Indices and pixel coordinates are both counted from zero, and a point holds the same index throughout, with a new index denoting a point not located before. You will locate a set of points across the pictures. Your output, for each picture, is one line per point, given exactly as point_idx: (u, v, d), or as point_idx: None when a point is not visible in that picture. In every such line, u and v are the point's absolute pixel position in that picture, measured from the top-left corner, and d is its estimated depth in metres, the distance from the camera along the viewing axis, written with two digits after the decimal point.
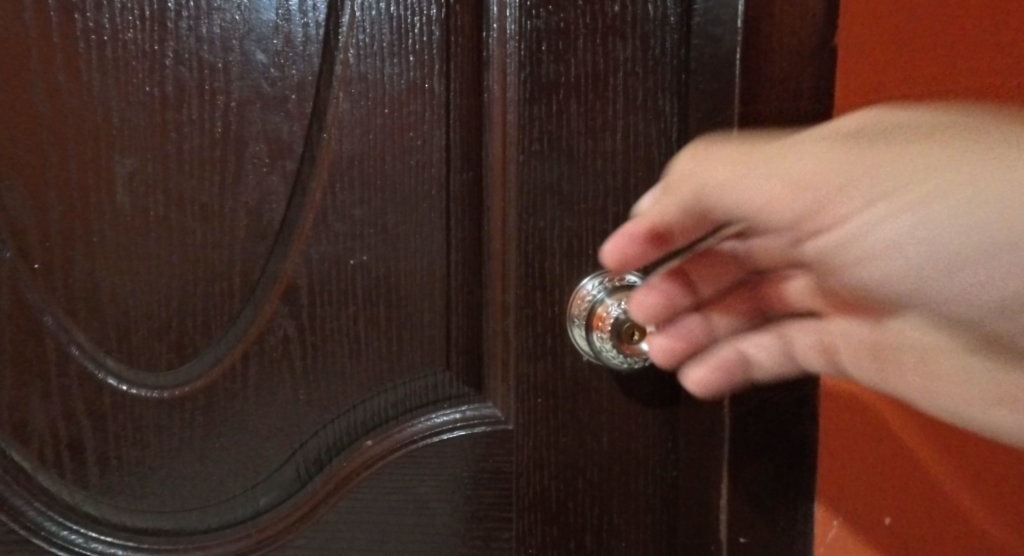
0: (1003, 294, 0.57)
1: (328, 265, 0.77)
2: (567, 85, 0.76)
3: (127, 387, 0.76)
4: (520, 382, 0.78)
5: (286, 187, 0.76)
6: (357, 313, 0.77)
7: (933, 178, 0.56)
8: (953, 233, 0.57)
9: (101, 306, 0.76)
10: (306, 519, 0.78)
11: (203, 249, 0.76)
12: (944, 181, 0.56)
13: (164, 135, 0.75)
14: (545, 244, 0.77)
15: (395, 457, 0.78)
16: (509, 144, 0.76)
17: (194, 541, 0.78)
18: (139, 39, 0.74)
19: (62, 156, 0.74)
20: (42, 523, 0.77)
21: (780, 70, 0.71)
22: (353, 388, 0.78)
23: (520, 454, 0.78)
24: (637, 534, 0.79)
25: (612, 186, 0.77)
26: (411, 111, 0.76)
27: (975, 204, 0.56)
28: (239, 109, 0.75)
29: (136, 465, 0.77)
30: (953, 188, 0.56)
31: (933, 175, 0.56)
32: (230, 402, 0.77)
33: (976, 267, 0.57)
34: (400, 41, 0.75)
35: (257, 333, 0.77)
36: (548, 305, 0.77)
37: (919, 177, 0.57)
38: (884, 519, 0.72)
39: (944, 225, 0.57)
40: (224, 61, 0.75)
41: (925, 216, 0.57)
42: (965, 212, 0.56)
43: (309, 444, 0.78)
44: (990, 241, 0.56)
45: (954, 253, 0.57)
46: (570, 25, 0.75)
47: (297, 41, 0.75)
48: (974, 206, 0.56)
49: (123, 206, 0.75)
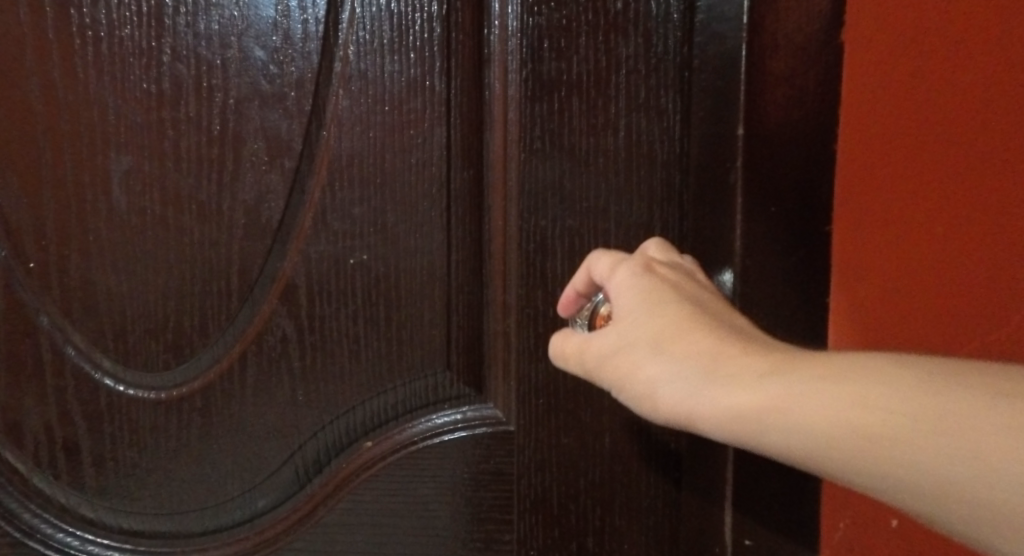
0: (949, 490, 0.49)
1: (327, 264, 0.76)
2: (569, 83, 0.75)
3: (123, 387, 0.75)
4: (521, 382, 0.77)
5: (284, 185, 0.75)
6: (356, 313, 0.76)
7: (844, 412, 0.51)
8: (884, 441, 0.50)
9: (97, 306, 0.75)
10: (305, 521, 0.77)
11: (200, 248, 0.75)
12: (769, 418, 0.53)
13: (160, 133, 0.74)
14: (546, 243, 0.76)
15: (395, 458, 0.77)
16: (510, 143, 0.76)
17: (190, 544, 0.77)
18: (135, 36, 0.73)
19: (58, 154, 0.74)
20: (37, 525, 0.76)
21: (785, 66, 0.70)
22: (353, 388, 0.77)
23: (521, 455, 0.77)
24: (639, 536, 0.78)
25: (614, 185, 0.76)
26: (412, 109, 0.75)
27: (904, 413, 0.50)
28: (237, 106, 0.74)
29: (133, 467, 0.76)
30: (877, 413, 0.50)
31: (761, 413, 0.53)
32: (228, 402, 0.76)
33: (930, 485, 0.49)
34: (400, 38, 0.75)
35: (255, 333, 0.76)
36: (549, 305, 0.76)
37: (845, 417, 0.51)
38: (891, 522, 0.69)
39: (836, 439, 0.51)
40: (221, 58, 0.74)
41: (845, 418, 0.51)
42: (875, 435, 0.50)
43: (308, 445, 0.77)
44: (938, 416, 0.49)
45: (890, 478, 0.50)
46: (572, 22, 0.74)
47: (296, 38, 0.74)
48: (883, 418, 0.50)
49: (119, 205, 0.74)
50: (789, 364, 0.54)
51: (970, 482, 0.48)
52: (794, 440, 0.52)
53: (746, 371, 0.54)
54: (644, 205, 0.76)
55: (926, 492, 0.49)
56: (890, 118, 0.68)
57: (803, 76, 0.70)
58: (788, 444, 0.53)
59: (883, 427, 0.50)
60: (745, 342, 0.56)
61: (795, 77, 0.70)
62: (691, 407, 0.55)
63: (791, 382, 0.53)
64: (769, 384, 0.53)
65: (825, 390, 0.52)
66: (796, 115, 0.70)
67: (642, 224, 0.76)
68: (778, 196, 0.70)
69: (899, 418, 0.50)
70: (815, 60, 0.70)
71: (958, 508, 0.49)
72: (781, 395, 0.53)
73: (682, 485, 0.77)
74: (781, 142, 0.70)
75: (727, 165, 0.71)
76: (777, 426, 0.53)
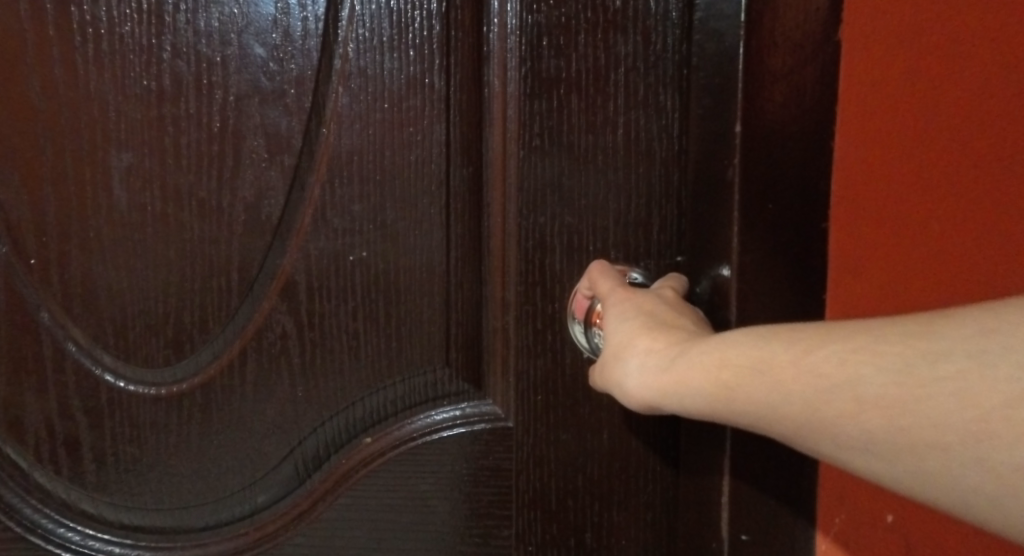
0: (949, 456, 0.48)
1: (327, 261, 0.76)
2: (568, 81, 0.75)
3: (124, 383, 0.76)
4: (520, 379, 0.77)
5: (284, 181, 0.75)
6: (357, 309, 0.77)
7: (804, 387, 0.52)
8: (845, 405, 0.51)
9: (97, 302, 0.75)
10: (305, 516, 0.78)
11: (201, 244, 0.75)
12: (688, 397, 0.56)
13: (162, 130, 0.74)
14: (545, 240, 0.76)
15: (394, 454, 0.77)
16: (509, 140, 0.75)
17: (191, 539, 0.77)
18: (136, 33, 0.73)
19: (57, 151, 0.74)
20: (39, 520, 0.76)
21: (780, 63, 0.70)
22: (354, 384, 0.77)
23: (520, 452, 0.77)
24: (636, 532, 0.78)
25: (613, 183, 0.76)
26: (411, 106, 0.75)
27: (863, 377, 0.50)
28: (237, 103, 0.74)
29: (134, 462, 0.77)
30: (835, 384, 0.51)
31: (680, 392, 0.57)
32: (228, 398, 0.77)
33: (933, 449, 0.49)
34: (400, 35, 0.75)
35: (256, 329, 0.76)
36: (548, 302, 0.77)
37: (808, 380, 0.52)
38: (886, 518, 0.67)
39: (788, 412, 0.53)
40: (221, 55, 0.74)
41: (787, 388, 0.53)
42: (825, 401, 0.51)
43: (309, 441, 0.77)
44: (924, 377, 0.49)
45: (885, 447, 0.50)
46: (571, 20, 0.75)
47: (296, 35, 0.74)
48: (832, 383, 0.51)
49: (120, 201, 0.75)
50: (705, 343, 0.57)
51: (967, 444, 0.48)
52: (742, 413, 0.55)
53: (670, 355, 0.59)
54: (643, 202, 0.77)
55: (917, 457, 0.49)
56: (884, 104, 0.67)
57: (801, 74, 0.70)
58: (728, 418, 0.55)
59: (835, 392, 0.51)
60: (683, 335, 0.60)
61: (794, 74, 0.70)
62: (632, 394, 0.59)
63: (712, 358, 0.56)
64: (679, 363, 0.57)
65: (740, 363, 0.54)
66: (793, 114, 0.70)
67: (641, 222, 0.77)
68: (776, 194, 0.71)
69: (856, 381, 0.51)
70: (812, 58, 0.70)
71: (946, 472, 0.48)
72: (693, 373, 0.56)
73: (680, 478, 0.78)
74: (778, 140, 0.71)
75: (726, 164, 0.73)
76: (708, 402, 0.56)
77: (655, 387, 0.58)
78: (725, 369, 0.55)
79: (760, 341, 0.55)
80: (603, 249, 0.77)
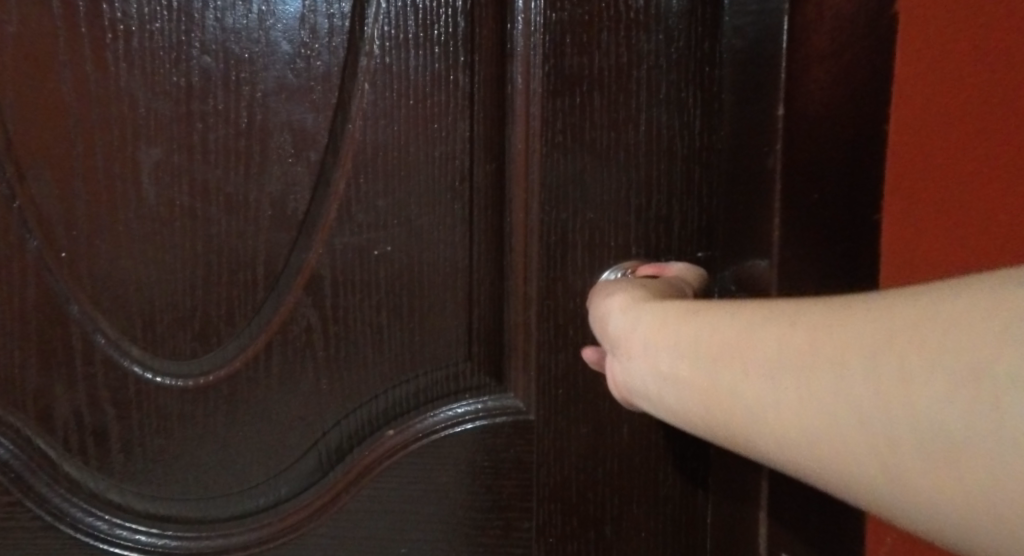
0: (934, 463, 0.44)
1: (352, 255, 0.77)
2: (590, 78, 0.76)
3: (151, 374, 0.77)
4: (541, 373, 0.77)
5: (311, 177, 0.76)
6: (380, 303, 0.77)
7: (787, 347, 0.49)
8: (844, 367, 0.47)
9: (126, 296, 0.77)
10: (329, 507, 0.78)
11: (227, 238, 0.76)
12: (654, 343, 0.57)
13: (190, 126, 0.76)
14: (567, 236, 0.77)
15: (416, 447, 0.78)
16: (532, 137, 0.76)
17: (216, 529, 0.78)
18: (166, 30, 0.75)
19: (88, 146, 0.75)
20: (67, 509, 0.77)
21: (826, 37, 0.69)
22: (377, 377, 0.78)
23: (541, 445, 0.78)
24: (655, 524, 0.78)
25: (634, 179, 0.76)
26: (436, 102, 0.76)
27: (836, 370, 0.47)
28: (264, 100, 0.76)
29: (160, 452, 0.78)
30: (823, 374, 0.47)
31: (644, 332, 0.58)
32: (253, 390, 0.78)
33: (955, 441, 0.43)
34: (425, 31, 0.76)
35: (281, 322, 0.77)
36: (569, 298, 0.77)
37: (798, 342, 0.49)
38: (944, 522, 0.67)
39: (765, 386, 0.50)
40: (249, 52, 0.75)
41: (756, 350, 0.51)
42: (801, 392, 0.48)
43: (332, 432, 0.78)
44: (959, 375, 0.43)
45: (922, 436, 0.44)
46: (593, 18, 0.75)
47: (322, 33, 0.76)
48: (814, 360, 0.48)
49: (148, 196, 0.76)
50: (680, 305, 0.58)
51: (932, 427, 0.44)
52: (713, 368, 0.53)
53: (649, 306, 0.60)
54: (664, 197, 0.77)
55: (893, 483, 0.45)
56: (948, 90, 0.66)
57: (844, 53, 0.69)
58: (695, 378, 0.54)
59: (836, 371, 0.47)
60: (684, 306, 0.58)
61: (842, 49, 0.69)
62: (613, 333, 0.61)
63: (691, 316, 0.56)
64: (654, 315, 0.59)
65: (698, 329, 0.55)
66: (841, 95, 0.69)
67: (662, 218, 0.77)
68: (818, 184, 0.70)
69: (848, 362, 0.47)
70: (861, 40, 0.68)
71: (878, 464, 0.46)
72: (661, 324, 0.57)
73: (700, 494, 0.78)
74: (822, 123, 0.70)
75: (765, 150, 0.73)
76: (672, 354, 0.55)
77: (632, 330, 0.59)
78: (683, 329, 0.55)
79: (716, 306, 0.55)
80: (625, 245, 0.77)
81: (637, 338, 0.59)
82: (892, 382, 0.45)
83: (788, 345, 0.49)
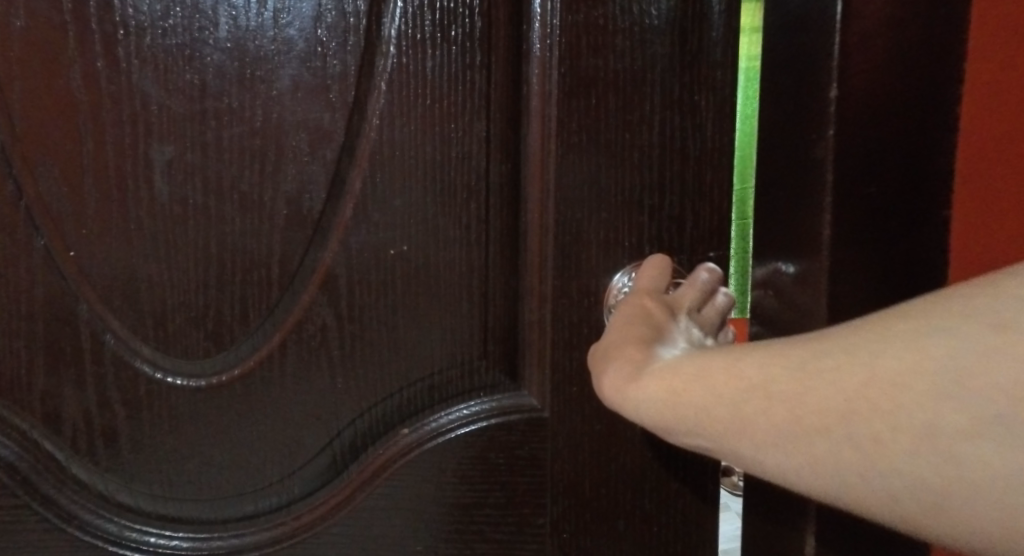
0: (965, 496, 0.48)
1: (368, 255, 0.77)
2: (605, 80, 0.76)
3: (162, 374, 0.76)
4: (556, 371, 0.78)
5: (326, 175, 0.76)
6: (395, 303, 0.77)
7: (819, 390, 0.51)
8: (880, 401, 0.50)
9: (137, 295, 0.76)
10: (343, 506, 0.79)
11: (240, 238, 0.76)
12: (663, 404, 0.57)
13: (202, 124, 0.75)
14: (582, 235, 0.77)
15: (430, 446, 0.78)
16: (548, 137, 0.76)
17: (229, 529, 0.78)
18: (179, 26, 0.74)
19: (98, 144, 0.74)
20: (76, 512, 0.77)
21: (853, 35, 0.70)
22: (392, 375, 0.78)
23: (555, 442, 0.79)
24: (666, 519, 0.80)
25: (648, 180, 0.77)
26: (453, 102, 0.76)
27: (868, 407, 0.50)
28: (278, 98, 0.75)
29: (172, 452, 0.78)
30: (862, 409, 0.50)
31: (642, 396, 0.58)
32: (267, 389, 0.77)
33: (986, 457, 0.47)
34: (442, 31, 0.75)
35: (295, 322, 0.77)
36: (584, 296, 0.78)
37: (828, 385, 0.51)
38: None
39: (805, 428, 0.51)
40: (265, 50, 0.74)
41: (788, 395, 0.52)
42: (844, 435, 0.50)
43: (347, 432, 0.78)
44: (955, 415, 0.48)
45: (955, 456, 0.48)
46: (609, 21, 0.76)
47: (338, 31, 0.75)
48: (808, 425, 0.51)
49: (160, 194, 0.75)
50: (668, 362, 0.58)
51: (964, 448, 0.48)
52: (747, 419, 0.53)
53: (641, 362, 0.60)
54: (677, 198, 0.78)
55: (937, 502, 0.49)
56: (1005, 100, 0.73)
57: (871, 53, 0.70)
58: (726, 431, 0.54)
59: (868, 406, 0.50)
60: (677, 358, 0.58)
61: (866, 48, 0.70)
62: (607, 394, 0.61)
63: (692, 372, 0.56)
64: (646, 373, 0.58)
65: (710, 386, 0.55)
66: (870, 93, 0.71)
67: (675, 218, 0.78)
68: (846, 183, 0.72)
69: (856, 418, 0.50)
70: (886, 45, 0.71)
71: (923, 486, 0.49)
72: (662, 388, 0.57)
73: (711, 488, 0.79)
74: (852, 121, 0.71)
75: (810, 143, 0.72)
76: (689, 429, 0.56)
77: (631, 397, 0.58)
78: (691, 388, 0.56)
79: (720, 355, 0.56)
80: (638, 245, 0.78)
81: (637, 400, 0.58)
82: (882, 434, 0.49)
83: (821, 390, 0.51)
